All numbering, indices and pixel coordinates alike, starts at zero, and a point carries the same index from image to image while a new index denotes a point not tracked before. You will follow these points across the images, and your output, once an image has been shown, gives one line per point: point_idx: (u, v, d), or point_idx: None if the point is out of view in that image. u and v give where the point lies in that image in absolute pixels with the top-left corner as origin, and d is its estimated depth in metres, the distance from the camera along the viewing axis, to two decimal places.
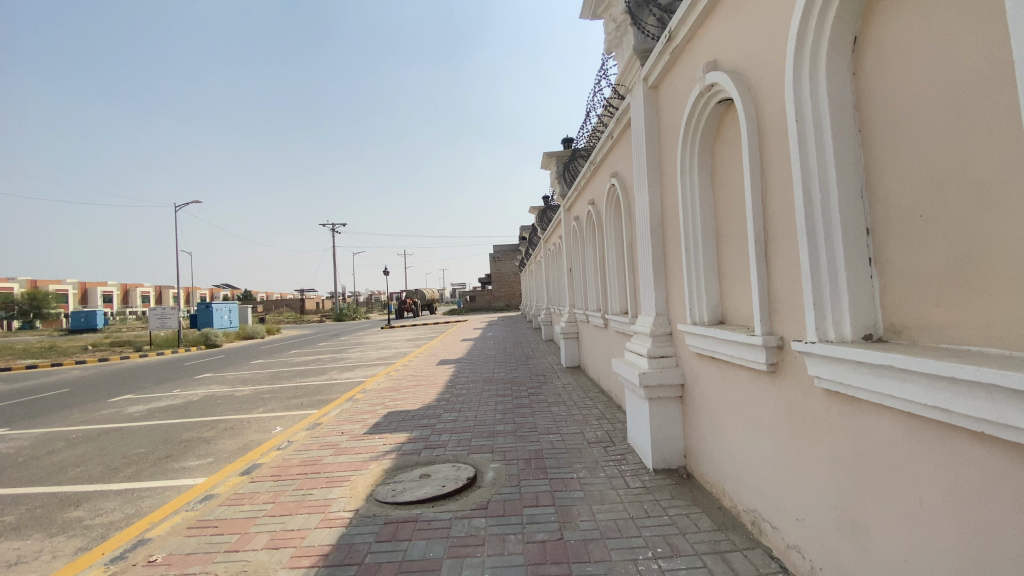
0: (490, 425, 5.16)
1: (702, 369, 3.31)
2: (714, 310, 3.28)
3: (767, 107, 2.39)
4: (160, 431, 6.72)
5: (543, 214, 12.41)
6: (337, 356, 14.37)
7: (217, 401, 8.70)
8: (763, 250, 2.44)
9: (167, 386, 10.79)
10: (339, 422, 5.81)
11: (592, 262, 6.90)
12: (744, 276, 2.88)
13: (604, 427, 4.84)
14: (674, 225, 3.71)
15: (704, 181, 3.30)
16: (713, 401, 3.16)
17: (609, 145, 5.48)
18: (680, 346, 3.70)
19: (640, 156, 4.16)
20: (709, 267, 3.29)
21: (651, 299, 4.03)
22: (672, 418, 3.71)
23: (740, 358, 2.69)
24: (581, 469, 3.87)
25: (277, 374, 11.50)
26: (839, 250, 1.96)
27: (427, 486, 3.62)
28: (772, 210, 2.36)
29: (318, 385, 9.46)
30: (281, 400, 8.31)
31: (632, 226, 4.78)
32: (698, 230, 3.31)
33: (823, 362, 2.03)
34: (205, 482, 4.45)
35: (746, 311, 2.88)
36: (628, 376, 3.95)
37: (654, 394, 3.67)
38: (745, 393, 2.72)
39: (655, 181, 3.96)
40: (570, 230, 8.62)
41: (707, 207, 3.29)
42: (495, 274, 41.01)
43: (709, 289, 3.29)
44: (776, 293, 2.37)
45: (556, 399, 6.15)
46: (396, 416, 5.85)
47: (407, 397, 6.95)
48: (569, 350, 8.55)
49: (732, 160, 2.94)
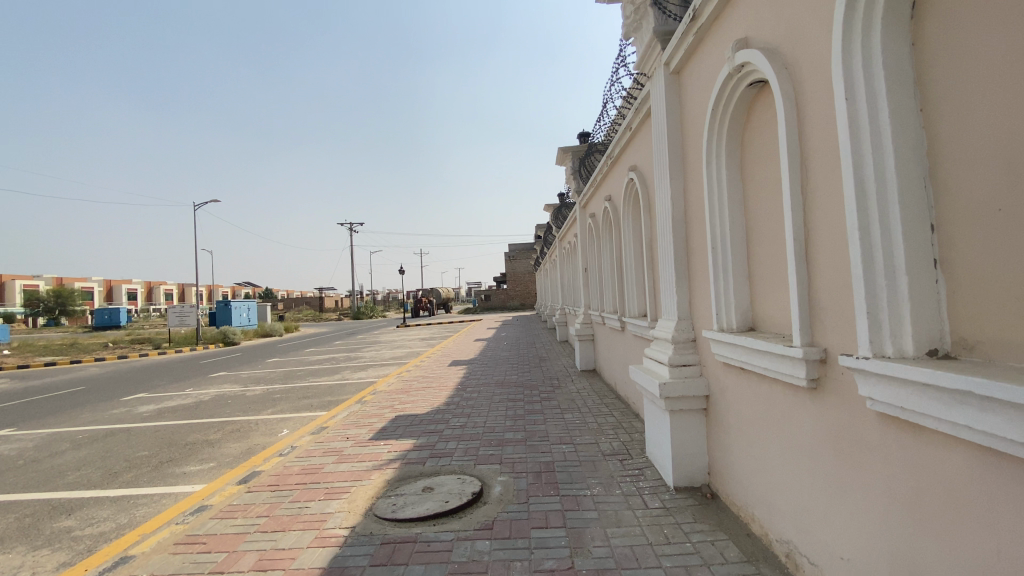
0: (500, 433, 4.92)
1: (729, 381, 3.01)
2: (742, 316, 2.98)
3: (808, 86, 2.08)
4: (167, 433, 6.63)
5: (558, 212, 12.12)
6: (350, 355, 14.28)
7: (227, 401, 8.62)
8: (804, 251, 2.15)
9: (181, 385, 10.81)
10: (345, 427, 5.62)
11: (609, 261, 6.61)
12: (778, 278, 2.58)
13: (621, 437, 4.56)
14: (698, 223, 3.42)
15: (731, 174, 2.99)
16: (743, 417, 2.84)
17: (628, 138, 5.18)
18: (704, 354, 3.40)
19: (661, 148, 3.87)
20: (737, 268, 2.99)
21: (672, 303, 3.73)
22: (695, 432, 3.42)
23: (775, 371, 2.39)
24: (595, 485, 3.59)
25: (290, 374, 11.45)
26: (898, 250, 1.64)
27: (429, 501, 3.39)
28: (814, 203, 2.06)
29: (329, 385, 9.32)
30: (291, 400, 8.19)
31: (651, 223, 4.49)
32: (725, 227, 3.02)
33: (877, 382, 1.71)
34: (202, 490, 4.31)
35: (781, 318, 2.58)
36: (647, 385, 3.67)
37: (675, 407, 3.38)
38: (782, 410, 2.41)
39: (677, 175, 3.66)
40: (587, 228, 8.33)
41: (735, 202, 2.99)
42: (511, 273, 40.81)
43: (737, 292, 2.99)
44: (819, 299, 2.07)
45: (571, 405, 5.89)
46: (404, 420, 5.65)
47: (417, 400, 6.75)
48: (585, 353, 8.26)
49: (765, 149, 2.63)
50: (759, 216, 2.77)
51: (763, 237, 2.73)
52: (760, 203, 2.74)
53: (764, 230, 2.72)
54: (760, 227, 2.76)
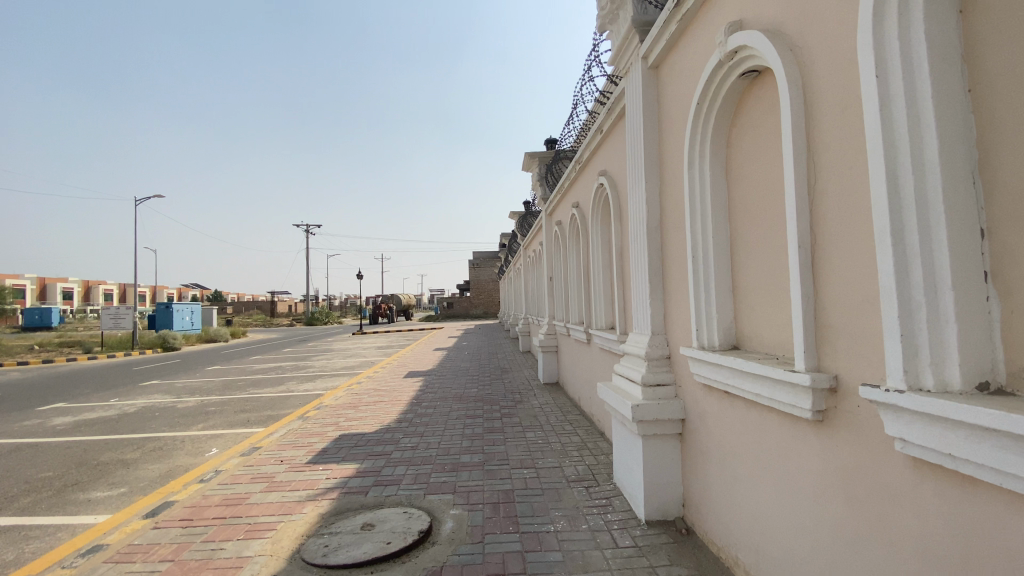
0: (454, 455, 4.47)
1: (710, 405, 2.69)
2: (726, 332, 2.67)
3: (820, 69, 1.79)
4: (78, 450, 5.81)
5: (524, 220, 11.79)
6: (300, 363, 13.43)
7: (154, 414, 7.76)
8: (809, 261, 1.85)
9: (104, 394, 9.75)
10: (280, 448, 5.02)
11: (575, 270, 6.30)
12: (773, 292, 2.28)
13: (586, 460, 4.19)
14: (676, 229, 3.11)
15: (716, 176, 2.70)
16: (727, 447, 2.53)
17: (598, 141, 4.88)
18: (680, 374, 3.09)
19: (635, 148, 3.57)
20: (721, 280, 2.68)
21: (645, 316, 3.41)
22: (670, 459, 3.09)
23: (770, 398, 2.08)
24: (560, 519, 3.21)
25: (231, 384, 10.56)
26: (943, 260, 1.34)
27: (367, 542, 2.91)
28: (825, 203, 1.77)
29: (272, 397, 8.58)
30: (227, 415, 7.43)
31: (623, 230, 4.19)
32: (708, 233, 2.71)
33: (911, 421, 1.39)
34: (106, 521, 3.64)
35: (774, 336, 2.28)
36: (617, 406, 3.32)
37: (649, 432, 3.04)
38: (777, 443, 2.09)
39: (653, 178, 3.34)
40: (552, 237, 8.03)
41: (720, 207, 2.69)
42: (475, 282, 40.31)
43: (720, 307, 2.68)
44: (828, 317, 1.77)
45: (532, 423, 5.49)
46: (348, 440, 5.11)
47: (365, 416, 6.20)
48: (548, 366, 7.91)
49: (759, 148, 2.35)
50: (748, 222, 2.48)
51: (754, 246, 2.43)
52: (750, 208, 2.45)
53: (754, 238, 2.42)
54: (748, 234, 2.48)
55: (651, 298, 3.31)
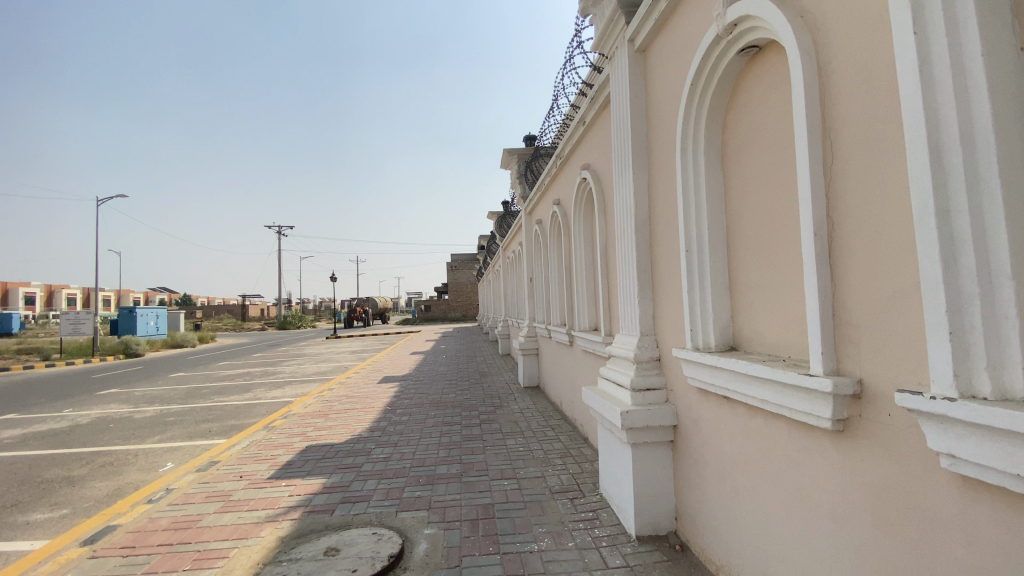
0: (429, 467, 4.18)
1: (706, 411, 2.48)
2: (723, 332, 2.45)
3: (839, 33, 1.59)
4: (18, 466, 5.26)
5: (503, 220, 11.52)
6: (270, 369, 12.88)
7: (107, 425, 7.20)
8: (826, 251, 1.66)
9: (55, 405, 9.11)
10: (240, 462, 4.65)
11: (556, 269, 6.07)
12: (778, 288, 2.07)
13: (570, 469, 3.95)
14: (664, 222, 2.90)
15: (712, 163, 2.49)
16: (726, 458, 2.32)
17: (580, 133, 4.64)
18: (671, 378, 2.87)
19: (621, 138, 3.36)
20: (717, 276, 2.47)
21: (633, 317, 3.18)
22: (662, 469, 2.87)
23: (779, 405, 1.88)
24: (544, 537, 2.95)
25: (194, 392, 9.98)
26: (1000, 247, 1.16)
27: (330, 570, 2.60)
28: (847, 186, 1.58)
29: (237, 406, 8.10)
30: (186, 425, 6.94)
31: (608, 225, 3.98)
32: (703, 226, 2.50)
33: (963, 434, 1.21)
34: (46, 545, 3.14)
35: (779, 337, 2.08)
36: (605, 412, 3.08)
37: (640, 440, 2.81)
38: (788, 454, 1.89)
39: (641, 168, 3.12)
40: (532, 236, 7.81)
41: (716, 197, 2.48)
42: (453, 285, 39.84)
43: (717, 305, 2.46)
44: (853, 315, 1.57)
45: (512, 429, 5.23)
46: (316, 452, 4.78)
47: (335, 425, 5.84)
48: (528, 369, 7.66)
49: (762, 131, 2.16)
50: (748, 214, 2.29)
51: (756, 238, 2.23)
52: (750, 198, 2.26)
53: (756, 229, 2.23)
54: (749, 226, 2.29)
55: (640, 297, 3.09)
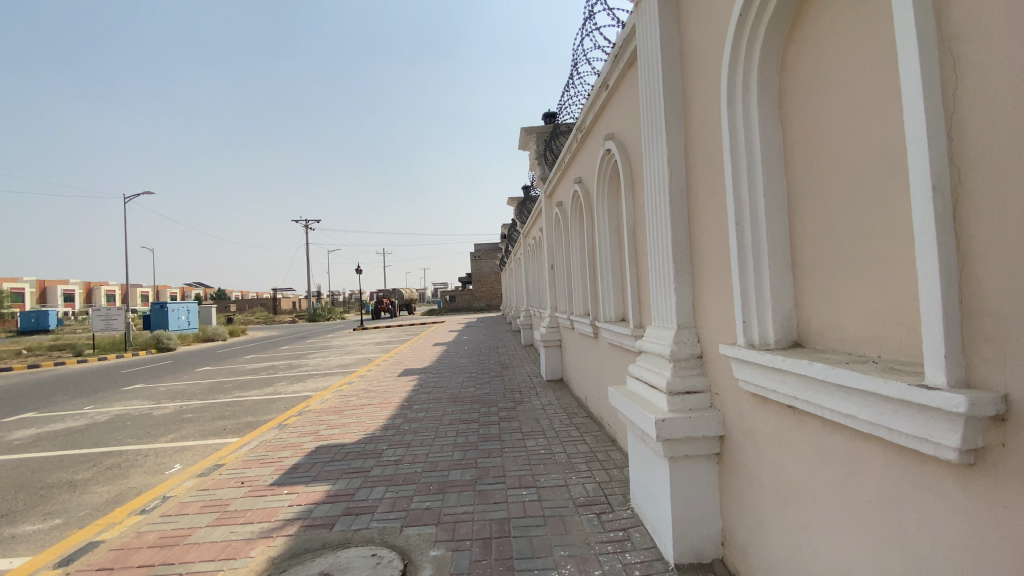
0: (442, 472, 3.83)
1: (763, 422, 2.02)
2: (785, 324, 1.98)
3: None
4: (28, 469, 5.15)
5: (524, 204, 11.06)
6: (293, 362, 12.81)
7: (125, 423, 7.11)
8: (951, 213, 1.17)
9: (81, 401, 9.17)
10: (245, 465, 4.39)
11: (579, 254, 5.62)
12: (866, 267, 1.60)
13: (596, 477, 3.54)
14: (705, 192, 2.42)
15: (767, 113, 2.00)
16: (790, 481, 1.86)
17: (602, 100, 4.15)
18: (716, 378, 2.40)
19: (650, 97, 2.87)
20: (776, 255, 1.99)
21: (668, 306, 2.72)
22: (705, 486, 2.42)
23: (874, 424, 1.41)
24: (566, 563, 2.54)
25: (216, 387, 9.92)
26: None
27: None
28: (986, 115, 1.09)
29: (254, 402, 7.93)
30: (201, 423, 6.79)
31: (635, 202, 3.50)
32: (756, 193, 2.02)
33: None
34: (23, 564, 2.91)
35: (868, 331, 1.61)
36: (636, 418, 2.64)
37: (678, 453, 2.37)
38: (884, 487, 1.43)
39: (675, 129, 2.63)
40: (553, 220, 7.35)
41: (772, 156, 2.00)
42: (477, 275, 39.63)
43: (775, 291, 1.99)
44: (995, 304, 1.09)
45: (534, 428, 4.85)
46: (323, 454, 4.48)
47: (348, 423, 5.56)
48: (552, 361, 7.26)
49: (836, 64, 1.66)
50: (819, 174, 1.81)
51: (833, 203, 1.75)
52: (821, 153, 1.78)
53: (831, 191, 1.75)
54: (819, 189, 1.81)
55: (676, 283, 2.62)
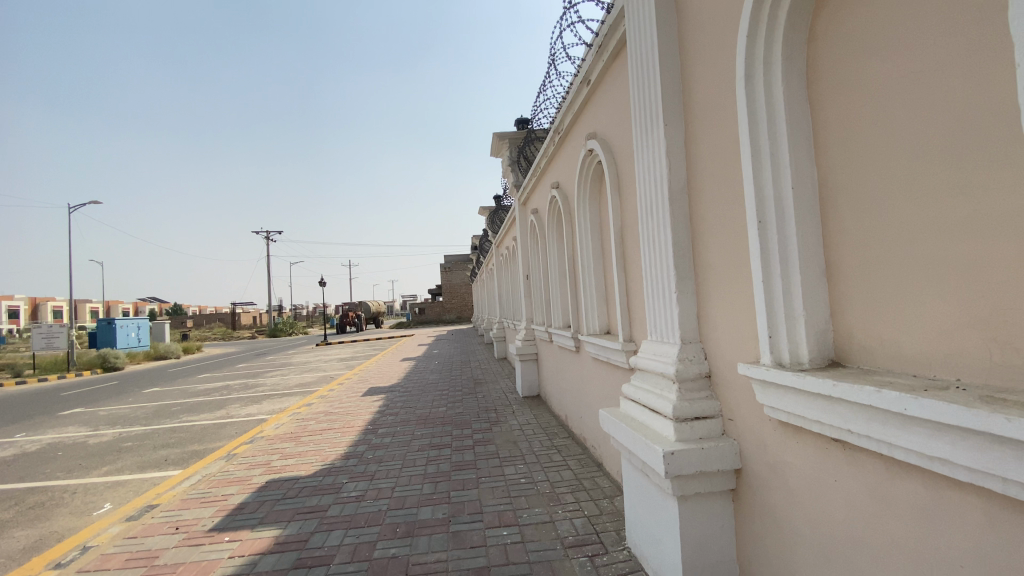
0: (411, 510, 3.38)
1: (797, 456, 1.70)
2: (821, 339, 1.67)
3: None
4: None
5: (495, 213, 10.67)
6: (251, 382, 11.97)
7: (50, 455, 6.31)
8: None
9: (6, 429, 8.21)
10: (183, 505, 3.82)
11: (557, 263, 5.30)
12: (940, 269, 1.30)
13: (585, 510, 3.16)
14: (713, 189, 2.11)
15: (793, 90, 1.72)
16: (841, 530, 1.54)
17: (583, 97, 3.87)
18: (729, 402, 2.08)
19: (640, 86, 2.58)
20: (808, 258, 1.69)
21: (668, 319, 2.38)
22: (721, 529, 2.08)
23: (979, 471, 1.10)
24: None
25: (161, 410, 9.07)
26: None
27: None
28: None
29: (203, 427, 7.22)
30: (140, 453, 6.07)
31: (622, 203, 3.19)
32: (785, 186, 1.72)
33: None
34: None
35: (943, 348, 1.31)
36: (635, 449, 2.28)
37: (690, 491, 2.03)
38: (990, 549, 1.12)
39: (674, 116, 2.32)
40: (527, 229, 7.04)
41: (801, 143, 1.71)
42: (447, 287, 39.05)
43: (809, 299, 1.68)
44: None
45: (512, 452, 4.45)
46: (275, 491, 3.96)
47: (305, 452, 5.02)
48: (527, 376, 6.88)
49: (891, 26, 1.39)
50: (864, 159, 1.52)
51: (885, 193, 1.46)
52: (868, 135, 1.50)
53: (883, 179, 1.46)
54: (864, 178, 1.53)
55: (678, 293, 2.30)
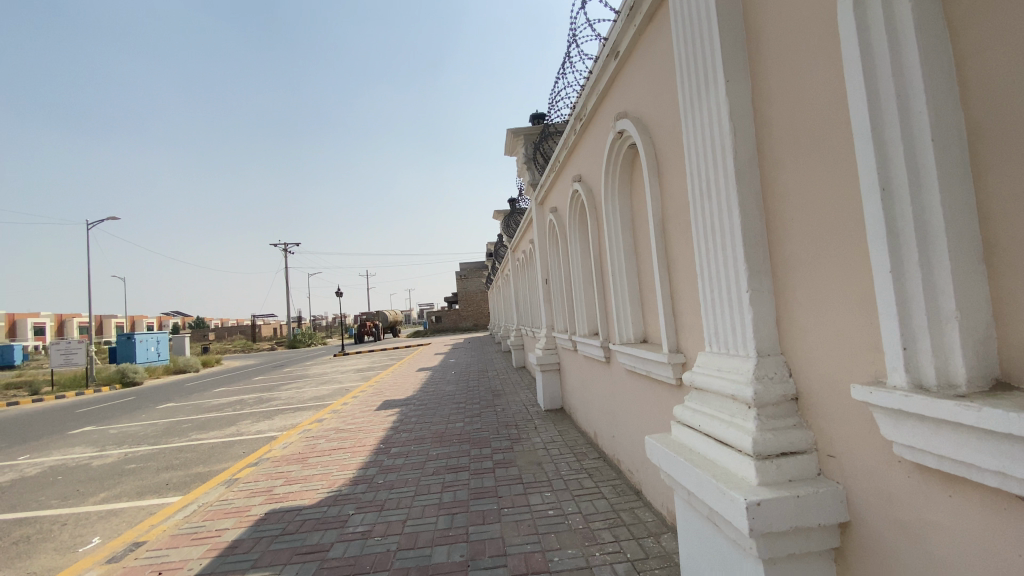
0: (424, 552, 2.92)
1: (951, 512, 1.20)
2: (986, 352, 1.18)
3: None
4: None
5: (510, 217, 10.22)
6: (264, 395, 11.64)
7: (52, 479, 6.00)
8: None
9: (15, 450, 7.96)
10: (173, 542, 3.43)
11: (581, 264, 4.83)
12: None
13: (628, 553, 2.67)
14: (800, 157, 1.63)
15: (925, 8, 1.24)
16: None
17: (609, 74, 3.42)
18: (829, 432, 1.59)
19: (687, 42, 2.12)
20: (959, 239, 1.20)
21: (734, 327, 1.89)
22: None
23: None
24: None
25: (172, 428, 8.77)
26: None
27: None
28: None
29: (211, 447, 6.86)
30: (143, 476, 5.72)
31: (662, 188, 2.72)
32: (921, 139, 1.24)
33: None
34: None
35: None
36: (701, 490, 1.79)
37: (781, 553, 1.54)
38: None
39: (738, 71, 1.85)
40: (546, 230, 6.59)
41: (940, 79, 1.23)
42: (463, 295, 38.71)
43: (964, 296, 1.19)
44: None
45: (536, 477, 3.97)
46: (273, 525, 3.54)
47: (311, 476, 4.61)
48: (550, 387, 6.41)
49: None
50: None
51: None
52: None
53: None
54: None
55: (751, 293, 1.81)
